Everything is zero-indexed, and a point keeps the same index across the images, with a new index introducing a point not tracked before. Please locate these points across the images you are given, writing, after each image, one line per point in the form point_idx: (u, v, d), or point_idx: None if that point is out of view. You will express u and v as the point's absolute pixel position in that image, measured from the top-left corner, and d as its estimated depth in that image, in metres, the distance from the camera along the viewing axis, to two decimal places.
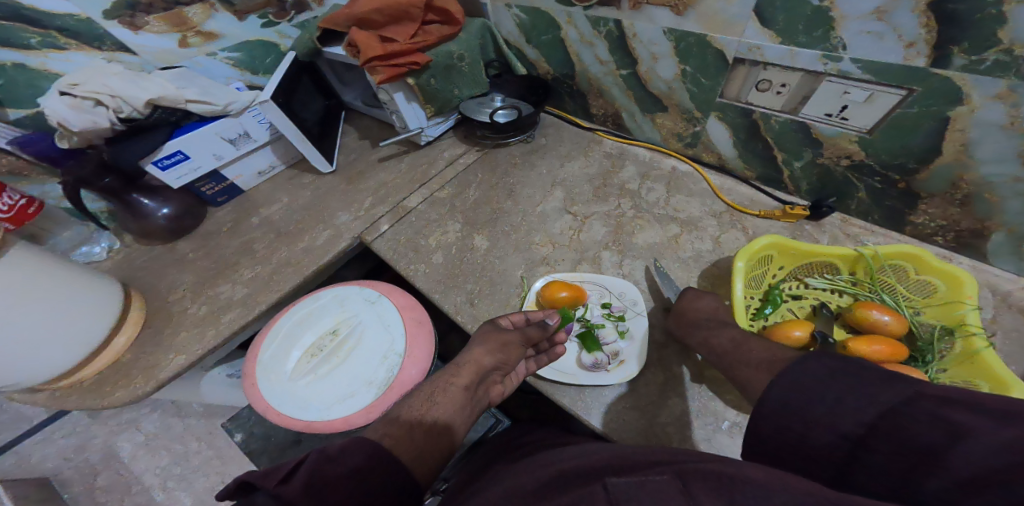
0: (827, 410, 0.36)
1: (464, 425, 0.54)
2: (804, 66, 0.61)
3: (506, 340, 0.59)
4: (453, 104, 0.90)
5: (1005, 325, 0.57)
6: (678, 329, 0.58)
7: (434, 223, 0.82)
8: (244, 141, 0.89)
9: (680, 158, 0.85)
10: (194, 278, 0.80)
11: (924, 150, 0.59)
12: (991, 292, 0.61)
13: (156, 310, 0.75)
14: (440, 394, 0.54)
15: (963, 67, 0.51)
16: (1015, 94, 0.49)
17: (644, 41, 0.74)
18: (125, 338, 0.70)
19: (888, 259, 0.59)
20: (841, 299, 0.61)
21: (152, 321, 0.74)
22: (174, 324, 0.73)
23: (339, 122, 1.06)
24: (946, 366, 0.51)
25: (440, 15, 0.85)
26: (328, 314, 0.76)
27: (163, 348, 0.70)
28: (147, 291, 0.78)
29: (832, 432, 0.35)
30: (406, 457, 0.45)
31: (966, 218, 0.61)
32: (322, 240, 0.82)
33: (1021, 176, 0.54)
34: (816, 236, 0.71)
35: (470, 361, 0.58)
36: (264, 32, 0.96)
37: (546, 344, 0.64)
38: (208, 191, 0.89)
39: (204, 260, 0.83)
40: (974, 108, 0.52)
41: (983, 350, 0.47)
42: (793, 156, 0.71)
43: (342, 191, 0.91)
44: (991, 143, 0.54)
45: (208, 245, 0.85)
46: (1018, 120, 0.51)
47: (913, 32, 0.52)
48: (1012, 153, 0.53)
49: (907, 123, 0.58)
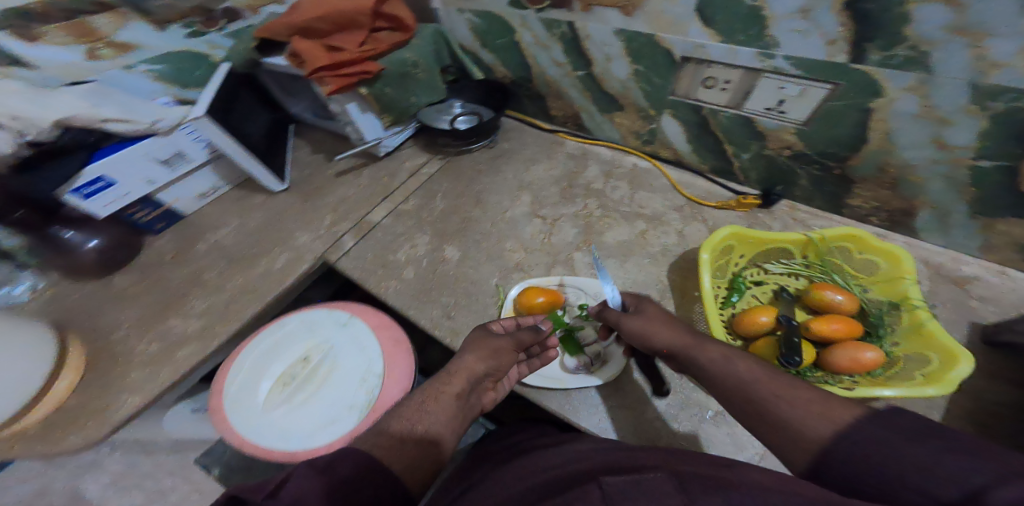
0: (908, 467, 0.30)
1: (455, 435, 0.50)
2: (743, 64, 0.65)
3: (497, 346, 0.56)
4: (411, 112, 0.88)
5: (940, 295, 0.63)
6: (683, 351, 0.47)
7: (402, 237, 0.79)
8: (179, 161, 0.81)
9: (640, 155, 0.88)
10: (137, 315, 0.72)
11: (852, 139, 0.64)
12: (925, 265, 0.67)
13: (98, 350, 0.68)
14: (431, 402, 0.51)
15: (880, 62, 0.56)
16: (924, 87, 0.55)
17: (597, 42, 0.76)
18: (67, 382, 0.62)
19: (833, 241, 0.64)
20: (797, 282, 0.66)
21: (96, 363, 0.66)
22: (122, 364, 0.66)
23: (288, 136, 1.01)
24: (898, 340, 0.55)
25: (390, 22, 0.82)
26: (298, 340, 0.72)
27: (109, 394, 0.63)
28: (85, 332, 0.70)
29: (925, 498, 0.29)
30: (397, 467, 0.43)
31: (895, 199, 0.67)
32: (281, 263, 0.78)
33: (936, 158, 0.60)
34: (769, 223, 0.75)
35: (463, 369, 0.54)
36: (191, 42, 0.89)
37: (536, 348, 0.62)
38: (142, 219, 0.81)
39: (148, 293, 0.75)
40: (892, 100, 0.58)
41: (929, 322, 0.52)
42: (741, 148, 0.75)
43: (299, 209, 0.86)
44: (908, 131, 0.59)
45: (151, 277, 0.78)
46: (929, 109, 0.56)
47: (833, 31, 0.56)
48: (926, 140, 0.59)
49: (838, 114, 0.63)
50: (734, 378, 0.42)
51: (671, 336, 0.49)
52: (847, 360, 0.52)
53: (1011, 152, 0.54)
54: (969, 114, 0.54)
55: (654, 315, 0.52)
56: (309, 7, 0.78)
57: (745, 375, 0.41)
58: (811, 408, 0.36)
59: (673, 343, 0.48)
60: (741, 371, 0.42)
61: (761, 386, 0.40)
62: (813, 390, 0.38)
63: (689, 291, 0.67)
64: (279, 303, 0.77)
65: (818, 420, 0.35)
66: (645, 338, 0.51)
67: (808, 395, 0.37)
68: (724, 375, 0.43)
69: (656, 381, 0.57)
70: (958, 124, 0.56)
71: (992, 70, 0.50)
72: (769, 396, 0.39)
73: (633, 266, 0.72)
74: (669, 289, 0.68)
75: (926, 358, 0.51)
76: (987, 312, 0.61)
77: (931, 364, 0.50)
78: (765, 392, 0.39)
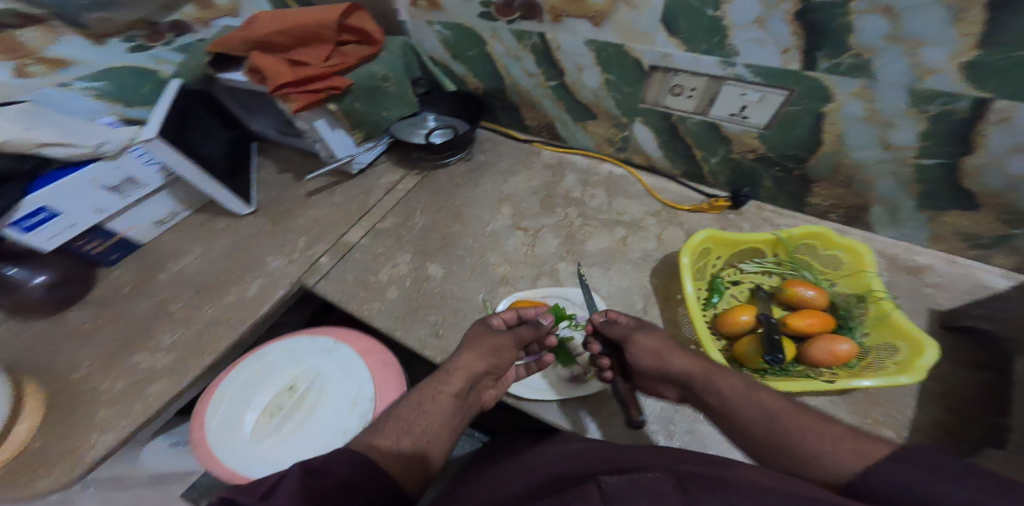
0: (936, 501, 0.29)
1: (452, 434, 0.50)
2: (707, 71, 0.68)
3: (497, 344, 0.56)
4: (382, 126, 0.86)
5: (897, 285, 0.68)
6: (702, 378, 0.49)
7: (382, 257, 0.77)
8: (130, 187, 0.74)
9: (615, 162, 0.90)
10: (97, 352, 0.67)
11: (810, 142, 0.68)
12: (883, 257, 0.72)
13: (58, 391, 0.62)
14: (429, 402, 0.50)
15: (828, 69, 0.60)
16: (868, 92, 0.59)
17: (568, 53, 0.76)
18: (30, 425, 0.57)
19: (802, 238, 0.68)
20: (771, 280, 0.69)
21: (59, 403, 0.61)
22: (87, 404, 0.61)
23: (251, 155, 0.96)
24: (868, 330, 0.60)
25: (356, 35, 0.80)
26: (280, 368, 0.70)
27: (72, 439, 0.57)
28: (39, 374, 0.64)
29: None
30: (393, 467, 0.43)
31: (850, 196, 0.72)
32: (254, 290, 0.74)
33: (883, 158, 0.65)
34: (739, 223, 0.79)
35: (462, 367, 0.53)
36: (133, 57, 0.82)
37: (536, 347, 0.65)
38: (93, 250, 0.74)
39: (108, 329, 0.70)
40: (841, 104, 0.62)
41: (893, 312, 0.57)
42: (710, 153, 0.78)
43: (269, 232, 0.82)
44: (857, 133, 0.64)
45: (109, 312, 0.72)
46: (873, 113, 0.61)
47: (787, 39, 0.59)
48: (873, 141, 0.64)
49: (795, 118, 0.67)
50: (758, 408, 0.43)
51: (688, 362, 0.51)
52: (824, 354, 0.56)
53: (950, 151, 0.59)
54: (909, 116, 0.59)
55: (661, 340, 0.55)
56: (269, 22, 0.75)
57: (770, 405, 0.43)
58: (840, 442, 0.37)
59: (692, 368, 0.50)
60: (766, 401, 0.43)
61: (788, 417, 0.41)
62: (840, 425, 0.39)
63: (672, 294, 0.70)
64: (255, 332, 0.73)
65: (847, 455, 0.36)
66: (659, 364, 0.53)
67: (837, 429, 0.39)
68: (748, 404, 0.44)
69: (632, 411, 0.57)
70: (901, 126, 0.60)
71: (927, 76, 0.55)
72: (794, 427, 0.40)
73: (617, 273, 0.73)
74: (653, 293, 0.70)
75: (895, 347, 0.56)
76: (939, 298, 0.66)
77: (900, 352, 0.55)
78: (791, 424, 0.40)
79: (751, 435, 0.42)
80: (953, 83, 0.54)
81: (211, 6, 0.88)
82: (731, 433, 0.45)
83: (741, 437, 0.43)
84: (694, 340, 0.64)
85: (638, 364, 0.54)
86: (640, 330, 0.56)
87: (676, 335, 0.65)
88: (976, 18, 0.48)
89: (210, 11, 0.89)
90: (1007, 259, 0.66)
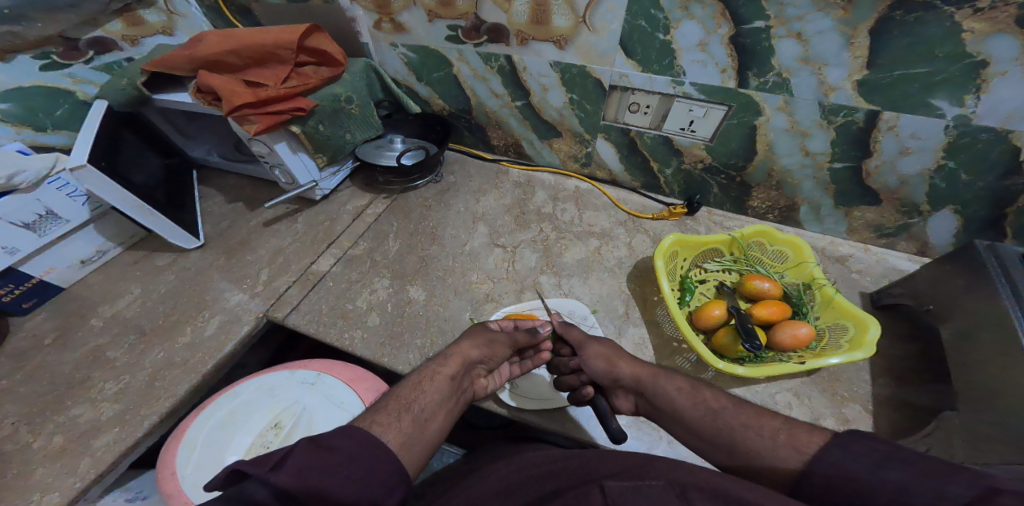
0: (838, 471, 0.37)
1: (450, 419, 0.49)
2: (660, 90, 0.73)
3: (492, 337, 0.58)
4: (347, 149, 0.83)
5: (832, 274, 0.79)
6: (649, 380, 0.54)
7: (358, 284, 0.74)
8: (48, 223, 0.66)
9: (580, 178, 0.94)
10: (21, 410, 0.60)
11: (746, 152, 0.77)
12: (816, 251, 0.83)
13: None
14: (427, 381, 0.50)
15: (757, 87, 0.67)
16: (788, 106, 0.68)
17: (534, 74, 0.79)
18: None
19: (751, 237, 0.78)
20: (731, 276, 0.77)
21: None
22: (17, 465, 0.55)
23: (193, 183, 0.88)
24: (819, 314, 0.70)
25: (314, 57, 0.75)
26: (259, 408, 0.65)
27: None
28: None
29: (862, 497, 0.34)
30: (394, 444, 0.43)
31: (783, 199, 0.82)
32: (211, 329, 0.69)
33: (805, 164, 0.74)
34: (696, 228, 0.86)
35: (457, 354, 0.54)
36: (46, 76, 0.73)
37: (530, 351, 0.64)
38: (3, 299, 0.65)
39: (28, 385, 0.62)
40: (769, 118, 0.70)
41: (837, 296, 0.68)
42: (664, 165, 0.85)
43: (221, 266, 0.77)
44: (783, 143, 0.73)
45: (28, 367, 0.64)
46: (794, 124, 0.70)
47: (724, 60, 0.66)
48: (796, 149, 0.73)
49: (731, 131, 0.74)
50: (703, 406, 0.49)
51: (635, 366, 0.56)
52: (789, 337, 0.63)
53: (854, 155, 0.70)
54: (821, 127, 0.68)
55: (611, 347, 0.59)
56: (217, 40, 0.70)
57: (713, 403, 0.48)
58: (779, 438, 0.43)
59: (639, 371, 0.55)
60: (709, 399, 0.49)
61: (729, 415, 0.47)
62: (775, 418, 0.46)
63: (649, 296, 0.74)
64: (218, 373, 0.68)
65: (788, 450, 0.42)
66: (609, 368, 0.56)
67: (772, 422, 0.45)
68: (694, 404, 0.49)
69: (610, 422, 0.54)
70: (815, 136, 0.70)
71: (831, 92, 0.64)
72: (736, 425, 0.46)
73: (596, 281, 0.76)
74: (631, 297, 0.74)
75: (847, 326, 0.66)
76: (865, 282, 0.78)
77: (849, 330, 0.65)
78: (733, 421, 0.46)
79: (699, 433, 0.48)
80: (851, 98, 0.63)
81: (141, 23, 0.81)
82: (686, 437, 0.49)
83: (696, 440, 0.48)
84: (676, 337, 0.69)
85: (591, 370, 0.57)
86: (592, 339, 0.61)
87: (658, 335, 0.69)
88: (863, 44, 0.58)
89: (140, 28, 0.81)
90: (908, 245, 0.80)
